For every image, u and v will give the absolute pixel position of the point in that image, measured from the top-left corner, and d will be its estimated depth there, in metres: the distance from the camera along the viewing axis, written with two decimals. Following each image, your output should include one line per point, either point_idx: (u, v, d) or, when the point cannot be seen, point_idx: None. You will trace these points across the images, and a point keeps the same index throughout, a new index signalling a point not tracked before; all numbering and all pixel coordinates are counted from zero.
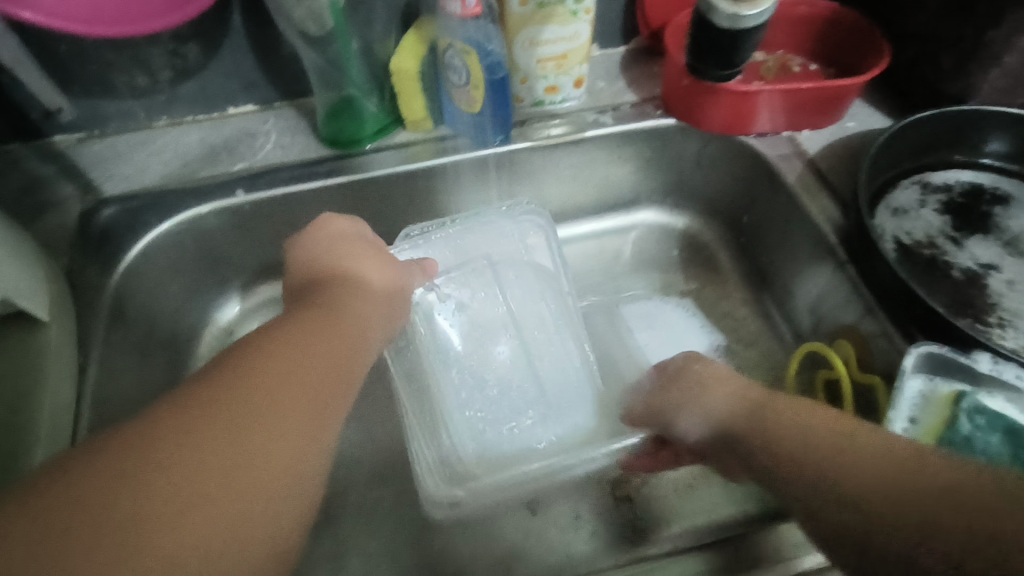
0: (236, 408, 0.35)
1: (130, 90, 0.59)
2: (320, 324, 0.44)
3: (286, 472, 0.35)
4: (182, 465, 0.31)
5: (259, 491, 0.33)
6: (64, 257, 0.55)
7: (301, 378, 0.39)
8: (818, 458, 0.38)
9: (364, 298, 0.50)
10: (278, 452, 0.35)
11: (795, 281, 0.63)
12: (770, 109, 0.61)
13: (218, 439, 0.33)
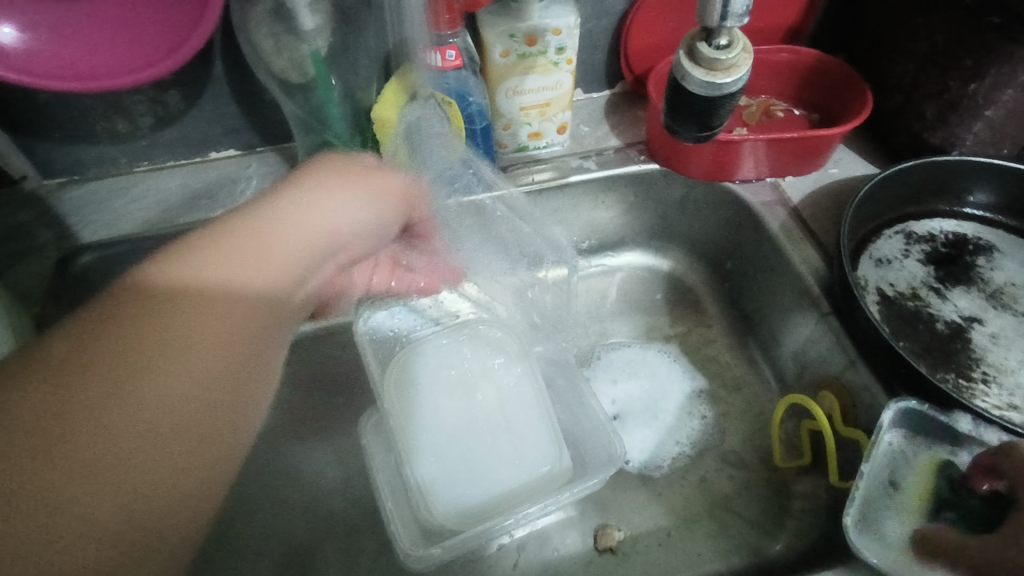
0: (110, 345, 0.28)
1: (110, 137, 0.59)
2: (237, 237, 0.35)
3: (177, 431, 0.28)
4: (43, 395, 0.26)
5: (144, 440, 0.27)
6: (39, 305, 0.54)
7: (208, 313, 0.31)
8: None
9: (306, 208, 0.40)
10: (169, 405, 0.28)
11: (779, 327, 0.63)
12: (752, 156, 0.61)
13: (114, 368, 0.27)
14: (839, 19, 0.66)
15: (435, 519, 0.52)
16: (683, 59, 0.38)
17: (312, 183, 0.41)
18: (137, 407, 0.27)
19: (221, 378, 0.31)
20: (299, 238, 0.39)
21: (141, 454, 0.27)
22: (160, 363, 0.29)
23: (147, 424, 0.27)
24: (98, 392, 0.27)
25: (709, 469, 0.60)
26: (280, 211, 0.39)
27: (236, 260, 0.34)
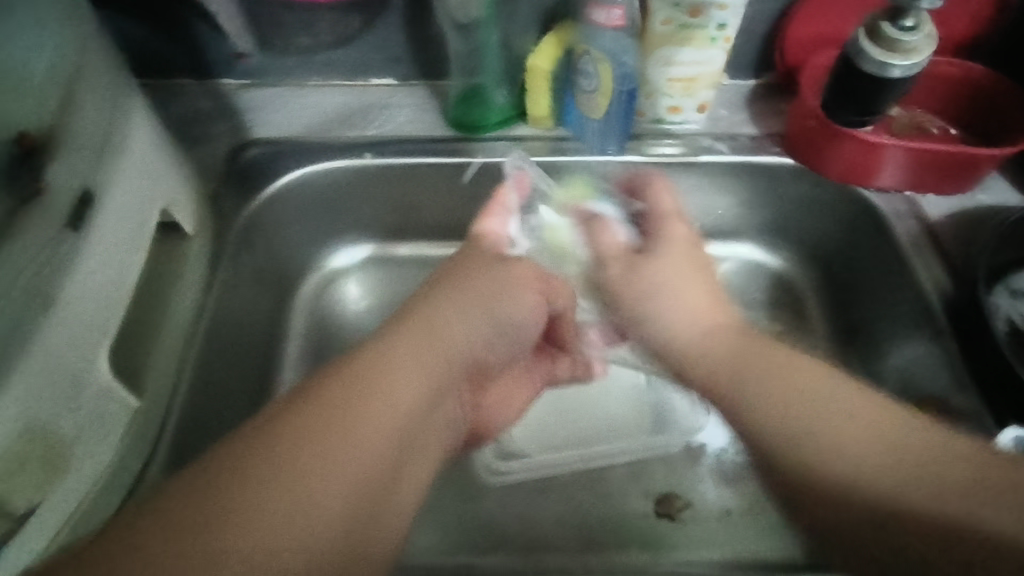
0: (288, 439, 0.31)
1: (292, 48, 0.66)
2: (410, 339, 0.40)
3: (366, 463, 0.33)
4: (222, 482, 0.29)
5: (353, 453, 0.33)
6: (212, 183, 0.62)
7: (374, 399, 0.35)
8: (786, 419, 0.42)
9: (481, 298, 0.45)
10: (326, 492, 0.31)
11: (886, 343, 0.61)
12: (896, 166, 0.59)
13: (307, 421, 0.32)
14: (1016, 41, 0.62)
15: (516, 443, 0.60)
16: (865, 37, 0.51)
17: (483, 280, 0.47)
18: (325, 454, 0.32)
19: (380, 453, 0.34)
20: (452, 342, 0.42)
21: (320, 496, 0.31)
22: (343, 431, 0.33)
23: (325, 486, 0.31)
24: (249, 484, 0.29)
25: None
26: (446, 311, 0.43)
27: (394, 382, 0.37)
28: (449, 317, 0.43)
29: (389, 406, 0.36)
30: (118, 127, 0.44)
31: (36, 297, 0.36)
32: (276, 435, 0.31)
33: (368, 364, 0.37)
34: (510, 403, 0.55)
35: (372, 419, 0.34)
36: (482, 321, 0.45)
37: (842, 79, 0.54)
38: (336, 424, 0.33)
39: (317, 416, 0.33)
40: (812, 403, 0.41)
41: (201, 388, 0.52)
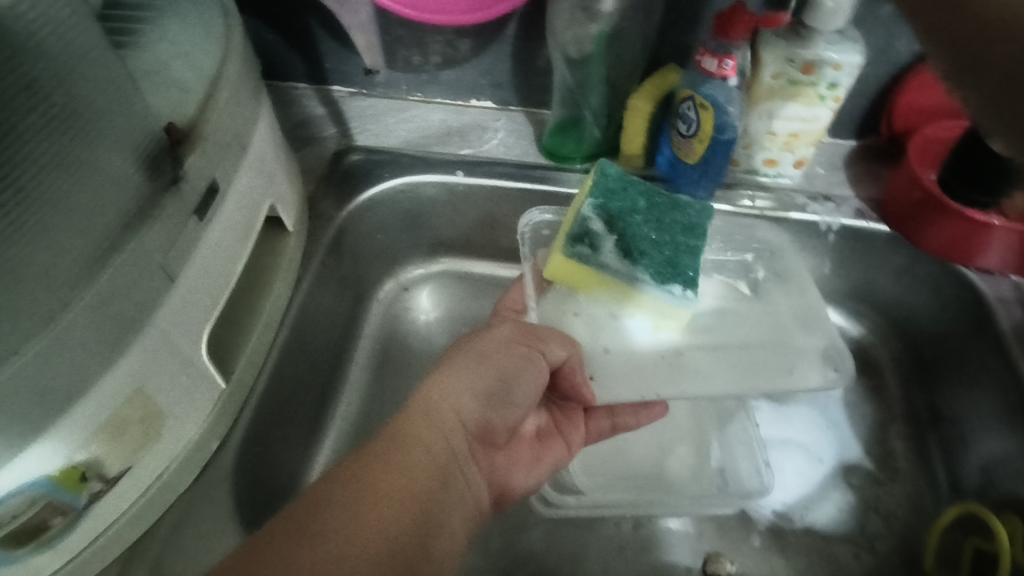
0: (316, 511, 0.39)
1: (403, 65, 0.69)
2: (416, 424, 0.46)
3: (387, 523, 0.40)
4: (264, 554, 0.36)
5: (379, 510, 0.40)
6: (312, 184, 0.65)
7: (387, 471, 0.42)
8: None
9: (475, 372, 0.49)
10: (352, 550, 0.37)
11: (975, 432, 0.57)
12: (1001, 248, 0.56)
13: (340, 492, 0.40)
14: None
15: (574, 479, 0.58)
16: None
17: (473, 357, 0.50)
18: (360, 520, 0.39)
19: (399, 521, 0.40)
20: (457, 417, 0.48)
21: (352, 548, 0.38)
22: (362, 494, 0.40)
23: (354, 539, 0.38)
24: (287, 546, 0.36)
25: (846, 547, 0.57)
26: (443, 390, 0.48)
27: (398, 454, 0.43)
28: (444, 397, 0.48)
29: (399, 474, 0.42)
30: (247, 127, 0.47)
31: (161, 275, 0.39)
32: (314, 509, 0.39)
33: (380, 442, 0.44)
34: (529, 466, 0.53)
35: (390, 481, 0.42)
36: (482, 398, 0.49)
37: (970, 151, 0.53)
38: (351, 492, 0.40)
39: (348, 489, 0.40)
40: None
41: (280, 377, 0.55)
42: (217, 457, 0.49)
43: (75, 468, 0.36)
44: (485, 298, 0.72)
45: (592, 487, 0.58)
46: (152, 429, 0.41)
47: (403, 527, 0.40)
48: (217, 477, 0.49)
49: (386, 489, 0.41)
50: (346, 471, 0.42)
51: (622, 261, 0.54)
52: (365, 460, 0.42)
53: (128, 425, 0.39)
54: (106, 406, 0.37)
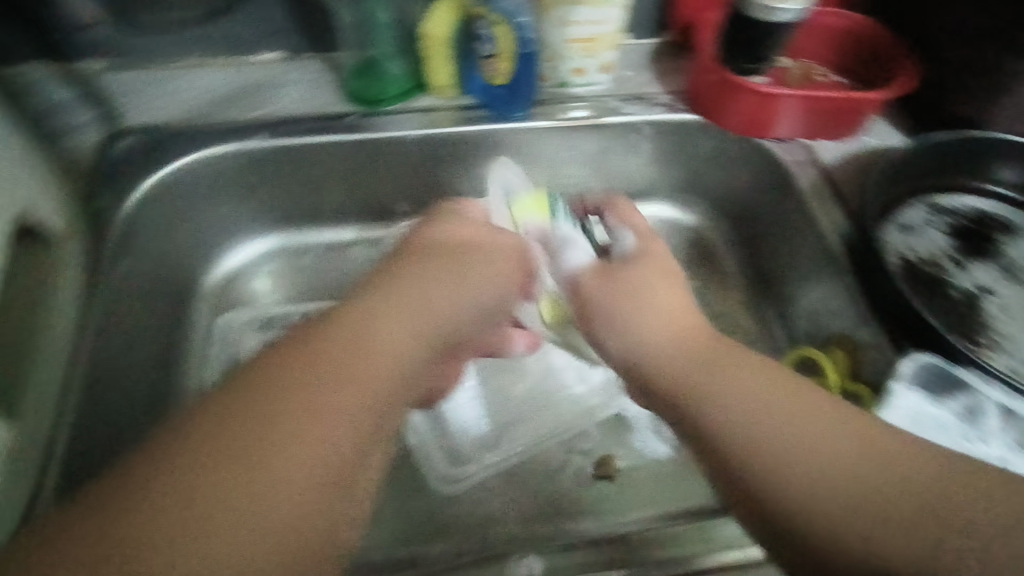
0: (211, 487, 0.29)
1: (161, 25, 0.60)
2: (355, 331, 0.37)
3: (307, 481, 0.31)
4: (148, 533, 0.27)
5: (336, 398, 0.33)
6: (81, 180, 0.55)
7: (294, 443, 0.31)
8: (757, 425, 0.37)
9: (373, 325, 0.38)
10: (242, 538, 0.28)
11: (796, 287, 0.64)
12: (790, 115, 0.61)
13: (261, 404, 0.32)
14: None
15: (467, 445, 0.58)
16: None
17: (417, 278, 0.42)
18: (225, 495, 0.29)
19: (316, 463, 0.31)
20: (394, 352, 0.37)
21: (284, 493, 0.30)
22: (269, 456, 0.30)
23: (330, 450, 0.32)
24: (177, 522, 0.28)
25: None
26: (341, 331, 0.37)
27: (293, 450, 0.31)
28: (314, 390, 0.33)
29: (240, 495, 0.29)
30: None
31: None
32: (224, 425, 0.31)
33: (304, 367, 0.34)
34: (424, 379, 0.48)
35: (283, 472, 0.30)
36: (409, 316, 0.40)
37: (736, 25, 0.56)
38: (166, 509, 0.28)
39: (268, 424, 0.31)
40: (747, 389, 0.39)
41: (90, 407, 0.47)
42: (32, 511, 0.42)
43: None
44: (330, 265, 0.68)
45: (474, 444, 0.58)
46: None
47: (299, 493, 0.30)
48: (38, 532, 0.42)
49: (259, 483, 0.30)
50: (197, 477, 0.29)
51: None
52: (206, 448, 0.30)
53: None
54: None
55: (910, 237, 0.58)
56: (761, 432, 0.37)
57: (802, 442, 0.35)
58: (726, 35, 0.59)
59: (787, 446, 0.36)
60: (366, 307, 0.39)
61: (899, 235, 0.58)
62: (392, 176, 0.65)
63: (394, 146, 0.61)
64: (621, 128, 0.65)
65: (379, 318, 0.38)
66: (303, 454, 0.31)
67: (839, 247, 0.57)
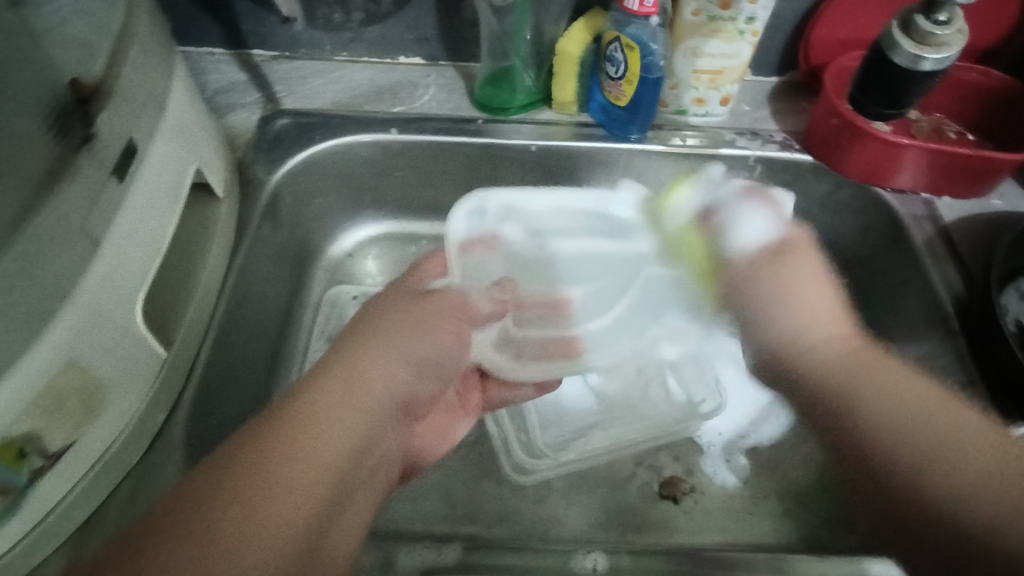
0: (242, 483, 0.34)
1: (326, 24, 0.67)
2: (332, 389, 0.41)
3: (315, 484, 0.36)
4: (204, 508, 0.33)
5: (334, 423, 0.39)
6: (241, 151, 0.63)
7: (292, 458, 0.36)
8: (878, 402, 0.43)
9: (398, 348, 0.46)
10: (272, 513, 0.34)
11: (896, 343, 0.62)
12: (912, 166, 0.60)
13: (274, 427, 0.37)
14: None
15: (543, 443, 0.59)
16: (894, 32, 0.52)
17: (389, 337, 0.46)
18: (205, 509, 0.33)
19: (325, 468, 0.37)
20: (386, 388, 0.44)
21: (271, 518, 0.34)
22: (282, 459, 0.36)
23: (300, 492, 0.35)
24: (207, 509, 0.32)
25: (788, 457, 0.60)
26: (341, 374, 0.42)
27: (298, 457, 0.36)
28: (323, 418, 0.39)
29: (293, 476, 0.36)
30: (163, 90, 0.46)
31: (84, 240, 0.38)
32: (223, 468, 0.35)
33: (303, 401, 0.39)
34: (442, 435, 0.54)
35: (299, 471, 0.36)
36: (372, 370, 0.43)
37: (872, 70, 0.55)
38: (212, 488, 0.33)
39: (281, 441, 0.37)
40: (892, 394, 0.43)
41: (224, 347, 0.54)
42: (167, 428, 0.48)
43: (12, 443, 0.35)
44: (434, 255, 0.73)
45: (548, 447, 0.59)
46: (93, 404, 0.40)
47: (310, 495, 0.36)
48: (170, 447, 0.48)
49: (285, 476, 0.35)
50: (248, 466, 0.35)
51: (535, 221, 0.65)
52: (253, 444, 0.36)
53: (59, 402, 0.38)
54: (34, 381, 0.36)
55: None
56: (863, 406, 0.44)
57: (915, 416, 0.42)
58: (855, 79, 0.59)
59: (903, 412, 0.42)
60: (355, 349, 0.44)
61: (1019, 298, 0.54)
62: (503, 180, 0.69)
63: (512, 153, 0.66)
64: (733, 160, 0.66)
65: (382, 350, 0.45)
66: (318, 464, 0.37)
67: (952, 307, 0.55)
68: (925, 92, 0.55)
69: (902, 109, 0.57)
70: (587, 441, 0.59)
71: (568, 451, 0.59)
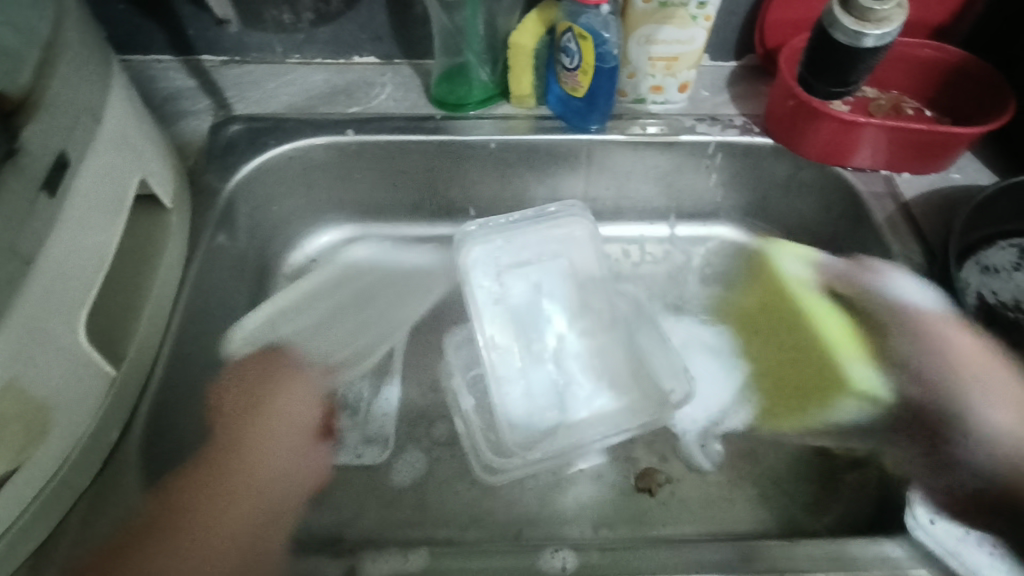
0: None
1: (275, 25, 0.66)
2: (213, 482, 0.51)
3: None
4: None
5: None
6: (192, 159, 0.61)
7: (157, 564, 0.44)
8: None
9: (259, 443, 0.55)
10: None
11: (864, 322, 0.62)
12: (871, 144, 0.60)
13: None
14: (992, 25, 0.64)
15: (512, 442, 0.58)
16: (835, 10, 0.52)
17: (257, 427, 0.56)
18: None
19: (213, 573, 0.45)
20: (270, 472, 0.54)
21: None
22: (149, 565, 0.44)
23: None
24: None
25: (761, 441, 0.60)
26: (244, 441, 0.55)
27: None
28: (179, 538, 0.47)
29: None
30: (99, 99, 0.44)
31: (14, 258, 0.36)
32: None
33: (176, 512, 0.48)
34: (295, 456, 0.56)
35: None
36: (244, 462, 0.54)
37: (818, 49, 0.56)
38: None
39: (175, 534, 0.47)
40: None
41: (179, 363, 0.52)
42: (122, 448, 0.47)
43: None
44: (401, 257, 0.72)
45: (517, 448, 0.58)
46: (37, 427, 0.39)
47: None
48: (127, 466, 0.47)
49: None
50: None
51: (488, 221, 0.64)
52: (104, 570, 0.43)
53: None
54: None
55: (995, 279, 0.56)
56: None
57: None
58: (804, 59, 0.59)
59: None
60: (244, 450, 0.54)
61: (979, 275, 0.56)
62: (466, 177, 0.68)
63: (472, 149, 0.65)
64: (694, 147, 0.66)
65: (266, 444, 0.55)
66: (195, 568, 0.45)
67: (915, 282, 0.56)
68: (870, 69, 0.56)
69: (848, 87, 0.58)
70: (556, 440, 0.58)
71: (537, 453, 0.57)
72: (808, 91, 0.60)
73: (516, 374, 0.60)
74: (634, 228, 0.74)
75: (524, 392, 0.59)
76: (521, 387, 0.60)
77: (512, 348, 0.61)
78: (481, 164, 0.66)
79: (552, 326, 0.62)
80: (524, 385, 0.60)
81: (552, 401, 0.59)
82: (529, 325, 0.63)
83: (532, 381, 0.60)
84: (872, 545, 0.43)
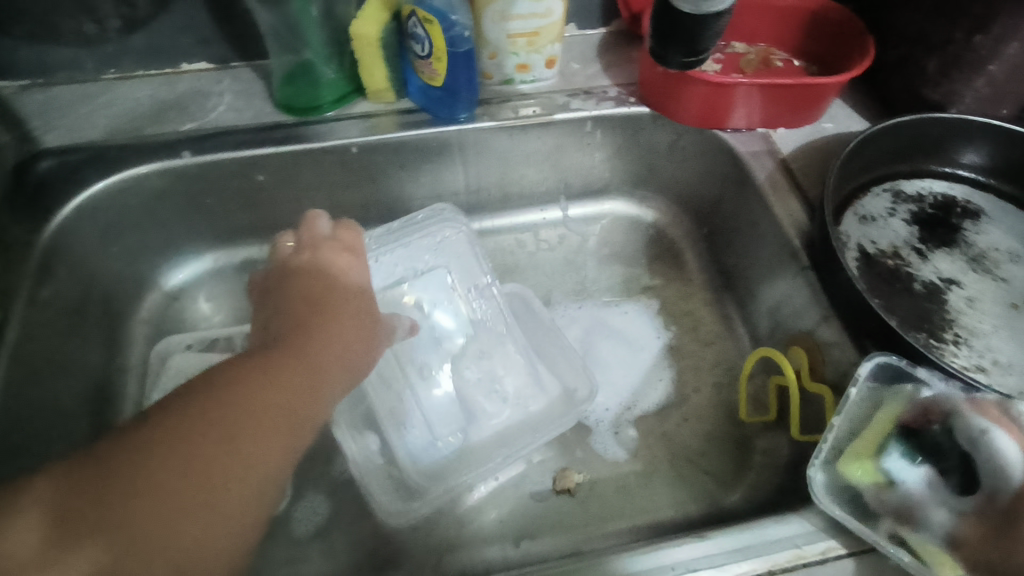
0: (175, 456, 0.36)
1: (76, 38, 0.57)
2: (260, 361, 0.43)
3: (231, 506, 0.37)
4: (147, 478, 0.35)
5: (315, 396, 0.43)
6: None
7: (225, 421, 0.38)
8: None
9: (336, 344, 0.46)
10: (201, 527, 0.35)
11: (759, 284, 0.61)
12: (745, 103, 0.58)
13: (266, 393, 0.40)
14: None
15: (418, 476, 0.53)
16: None
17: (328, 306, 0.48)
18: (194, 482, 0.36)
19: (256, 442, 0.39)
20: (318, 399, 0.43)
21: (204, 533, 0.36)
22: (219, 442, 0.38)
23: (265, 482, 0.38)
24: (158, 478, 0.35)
25: (674, 420, 0.59)
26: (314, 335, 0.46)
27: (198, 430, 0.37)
28: (237, 389, 0.40)
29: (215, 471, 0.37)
30: None
31: None
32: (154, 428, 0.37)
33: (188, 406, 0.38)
34: None
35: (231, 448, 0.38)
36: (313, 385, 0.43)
37: (665, 16, 0.51)
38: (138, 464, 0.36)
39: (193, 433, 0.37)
40: None
41: None
42: None
43: None
44: None
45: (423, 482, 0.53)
46: None
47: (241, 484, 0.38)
48: None
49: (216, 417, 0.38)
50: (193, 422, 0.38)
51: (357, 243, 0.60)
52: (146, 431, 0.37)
53: None
54: None
55: (872, 229, 0.55)
56: None
57: None
58: (653, 31, 0.54)
59: None
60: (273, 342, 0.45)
61: (857, 227, 0.55)
62: (334, 185, 0.62)
63: (331, 155, 0.59)
64: (571, 125, 0.62)
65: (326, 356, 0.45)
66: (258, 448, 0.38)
67: (800, 240, 0.55)
68: (717, 36, 0.51)
69: (699, 56, 0.53)
70: (460, 462, 0.54)
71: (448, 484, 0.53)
72: (662, 66, 0.55)
73: (417, 405, 0.55)
74: (527, 214, 0.71)
75: (428, 422, 0.55)
76: (425, 417, 0.55)
77: (405, 378, 0.56)
78: (346, 170, 0.60)
79: (445, 344, 0.58)
80: (427, 414, 0.55)
81: (460, 426, 0.55)
82: (423, 347, 0.58)
83: (434, 408, 0.56)
84: (781, 523, 0.41)
